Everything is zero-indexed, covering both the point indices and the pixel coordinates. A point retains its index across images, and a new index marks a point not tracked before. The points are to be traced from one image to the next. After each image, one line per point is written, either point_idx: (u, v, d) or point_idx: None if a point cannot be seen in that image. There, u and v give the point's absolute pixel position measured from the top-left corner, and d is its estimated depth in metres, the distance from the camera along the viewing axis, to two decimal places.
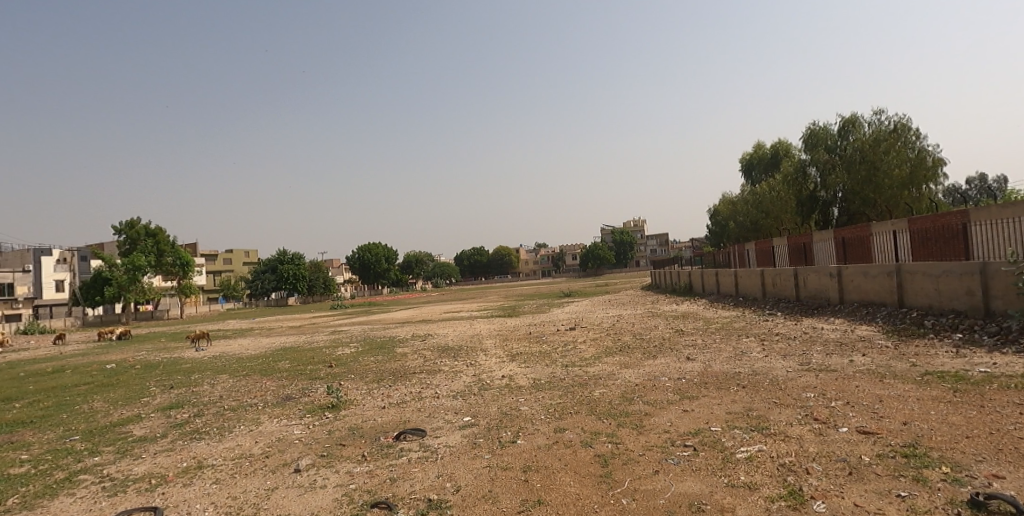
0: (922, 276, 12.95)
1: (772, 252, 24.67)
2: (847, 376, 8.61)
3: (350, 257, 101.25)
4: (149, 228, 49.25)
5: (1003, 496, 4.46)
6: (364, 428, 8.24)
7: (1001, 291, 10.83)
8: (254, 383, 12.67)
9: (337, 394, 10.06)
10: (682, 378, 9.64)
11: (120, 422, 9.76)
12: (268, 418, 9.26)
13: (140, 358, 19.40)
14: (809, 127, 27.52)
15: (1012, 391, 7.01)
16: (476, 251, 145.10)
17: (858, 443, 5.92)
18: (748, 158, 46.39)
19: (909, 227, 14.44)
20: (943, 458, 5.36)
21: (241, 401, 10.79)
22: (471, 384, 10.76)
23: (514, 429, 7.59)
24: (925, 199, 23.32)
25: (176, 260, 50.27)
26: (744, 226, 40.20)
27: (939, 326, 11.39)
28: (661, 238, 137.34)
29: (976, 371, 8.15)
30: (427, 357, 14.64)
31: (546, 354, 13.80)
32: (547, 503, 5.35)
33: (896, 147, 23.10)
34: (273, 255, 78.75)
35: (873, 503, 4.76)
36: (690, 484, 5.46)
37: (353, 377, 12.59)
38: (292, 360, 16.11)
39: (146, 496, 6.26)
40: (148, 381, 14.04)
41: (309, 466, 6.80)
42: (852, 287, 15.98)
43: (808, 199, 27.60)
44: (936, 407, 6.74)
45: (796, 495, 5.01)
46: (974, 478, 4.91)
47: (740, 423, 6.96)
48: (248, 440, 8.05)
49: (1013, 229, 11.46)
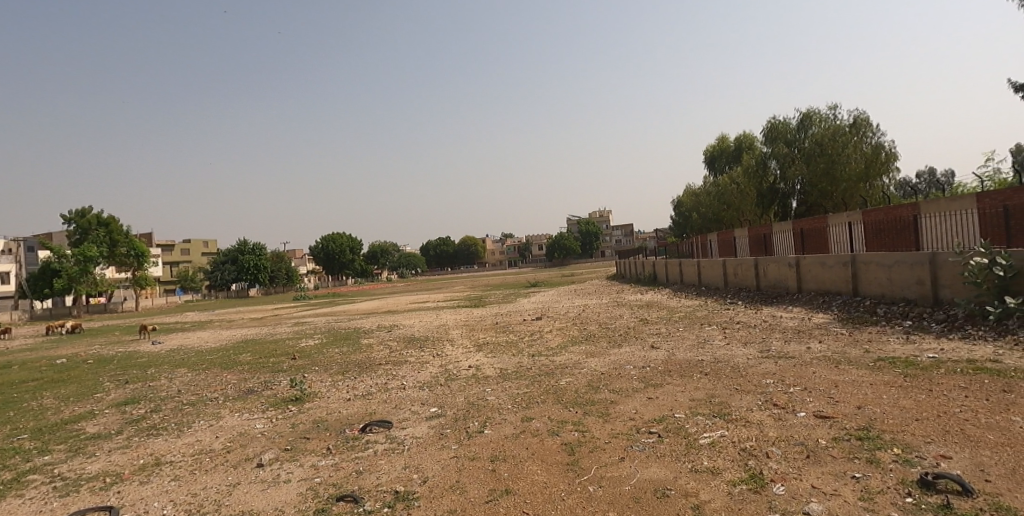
0: (875, 266, 13.39)
1: (733, 243, 25.21)
2: (804, 363, 8.86)
3: (313, 248, 99.51)
4: (101, 217, 47.44)
5: (950, 476, 4.68)
6: (329, 420, 8.13)
7: (948, 280, 11.27)
8: (214, 377, 12.35)
9: (301, 387, 9.91)
10: (646, 366, 9.78)
11: (72, 419, 9.38)
12: (229, 412, 9.05)
13: (93, 352, 18.76)
14: (769, 121, 27.88)
15: (958, 376, 7.34)
16: (440, 241, 143.91)
17: (816, 428, 6.12)
18: (709, 151, 47.02)
19: (864, 219, 14.92)
20: (895, 440, 5.58)
21: (201, 395, 10.50)
22: (437, 375, 10.70)
23: (481, 420, 7.59)
24: (878, 192, 24.25)
25: (129, 251, 48.25)
26: (707, 218, 40.93)
27: (891, 314, 11.84)
28: (626, 230, 138.77)
29: (925, 356, 8.50)
30: (393, 349, 14.52)
31: (513, 343, 13.87)
32: (514, 492, 5.38)
33: (853, 141, 23.92)
34: (233, 246, 76.83)
35: (830, 485, 4.92)
36: (655, 470, 5.56)
37: (317, 369, 12.39)
38: (253, 353, 15.77)
39: (100, 495, 6.05)
40: (103, 376, 13.54)
41: (273, 460, 6.67)
42: (810, 277, 16.42)
43: (768, 191, 28.30)
44: (888, 393, 6.98)
45: (757, 479, 5.15)
46: (924, 459, 5.14)
47: (703, 410, 7.10)
48: (209, 436, 7.85)
49: (961, 221, 11.97)
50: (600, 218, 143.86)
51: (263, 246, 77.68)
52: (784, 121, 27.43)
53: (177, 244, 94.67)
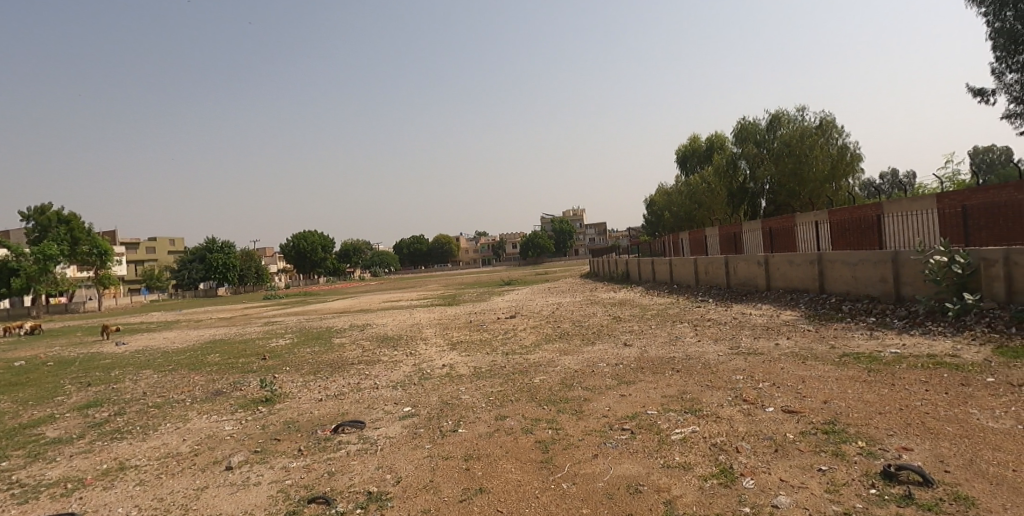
0: (841, 264, 13.73)
1: (704, 241, 25.56)
2: (772, 359, 9.04)
3: (284, 246, 97.89)
4: (62, 214, 46.08)
5: (912, 467, 4.83)
6: (300, 421, 8.01)
7: (910, 278, 11.60)
8: (180, 379, 12.05)
9: (271, 387, 9.75)
10: (619, 364, 9.87)
11: (31, 424, 9.06)
12: (197, 414, 8.85)
13: (54, 354, 18.16)
14: (739, 122, 28.35)
15: (919, 370, 7.58)
16: (414, 239, 142.91)
17: (783, 422, 6.25)
18: (681, 150, 47.58)
19: (830, 218, 15.28)
20: (859, 433, 5.74)
21: (167, 398, 10.25)
22: (410, 374, 10.64)
23: (455, 418, 7.57)
24: (843, 192, 24.88)
25: (92, 249, 46.89)
26: (679, 217, 41.45)
27: (855, 310, 12.16)
28: (600, 228, 139.73)
29: (888, 352, 8.76)
30: (366, 348, 14.41)
31: (487, 342, 13.87)
32: (488, 491, 5.37)
33: (819, 143, 24.48)
34: (201, 243, 75.17)
35: (797, 478, 5.03)
36: (628, 466, 5.61)
37: (288, 369, 12.21)
38: (221, 354, 15.45)
39: (61, 502, 5.86)
40: (64, 378, 13.11)
41: (242, 462, 6.55)
42: (778, 275, 16.76)
43: (738, 191, 28.82)
44: (852, 387, 7.17)
45: (727, 473, 5.24)
46: (887, 451, 5.29)
47: (674, 406, 7.19)
48: (175, 439, 7.67)
49: (921, 221, 12.34)
50: (574, 217, 144.62)
51: (231, 244, 76.15)
52: (753, 122, 27.92)
53: (142, 242, 92.22)
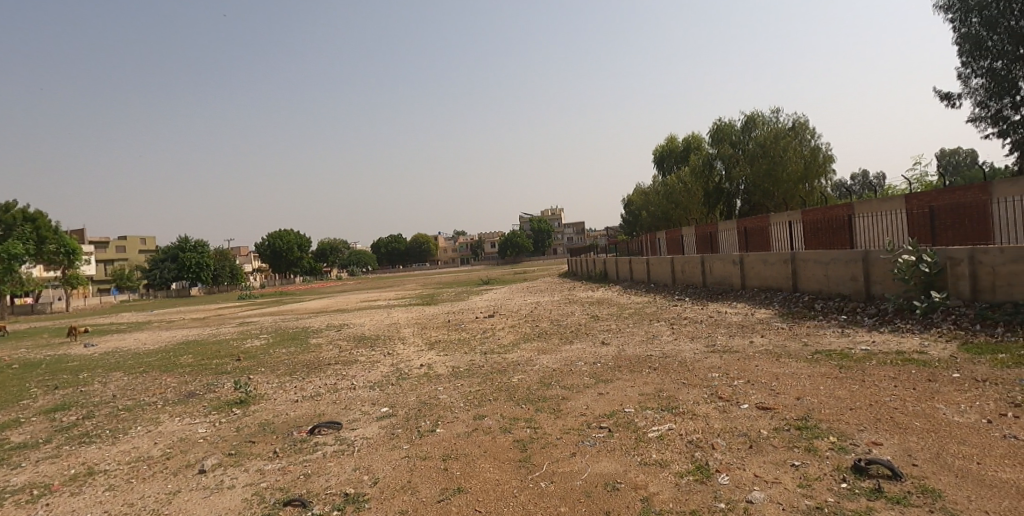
0: (813, 263, 13.99)
1: (680, 241, 25.82)
2: (747, 357, 9.18)
3: (260, 245, 96.45)
4: (27, 212, 44.74)
5: (881, 461, 4.94)
6: (275, 423, 7.90)
7: (880, 277, 11.87)
8: (152, 380, 11.80)
9: (246, 389, 9.59)
10: (597, 362, 9.92)
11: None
12: (169, 417, 8.68)
13: (19, 356, 17.65)
14: (715, 123, 28.70)
15: (888, 367, 7.75)
16: (392, 238, 141.90)
17: (758, 419, 6.35)
18: (659, 151, 48.00)
19: (803, 218, 15.56)
20: (831, 429, 5.86)
21: (139, 400, 10.03)
22: (388, 374, 10.57)
23: (433, 418, 7.54)
24: (816, 193, 25.36)
25: (58, 248, 45.75)
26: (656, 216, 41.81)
27: (827, 309, 12.40)
28: (578, 227, 140.32)
29: (858, 349, 8.95)
30: (344, 348, 14.29)
31: (465, 341, 13.83)
32: (467, 490, 5.36)
33: (793, 144, 24.90)
34: (173, 243, 73.69)
35: (771, 474, 5.12)
36: (606, 464, 5.65)
37: (264, 370, 12.04)
38: (195, 355, 15.16)
39: (26, 509, 5.70)
40: (29, 382, 12.74)
41: (216, 466, 6.43)
42: (753, 274, 17.01)
43: (714, 191, 29.18)
44: (824, 384, 7.31)
45: (703, 470, 5.30)
46: (857, 446, 5.41)
47: (651, 404, 7.26)
48: (146, 442, 7.51)
49: (890, 221, 12.63)
50: (553, 216, 145.01)
51: (205, 243, 74.72)
52: (729, 123, 28.27)
53: (112, 241, 90.09)
